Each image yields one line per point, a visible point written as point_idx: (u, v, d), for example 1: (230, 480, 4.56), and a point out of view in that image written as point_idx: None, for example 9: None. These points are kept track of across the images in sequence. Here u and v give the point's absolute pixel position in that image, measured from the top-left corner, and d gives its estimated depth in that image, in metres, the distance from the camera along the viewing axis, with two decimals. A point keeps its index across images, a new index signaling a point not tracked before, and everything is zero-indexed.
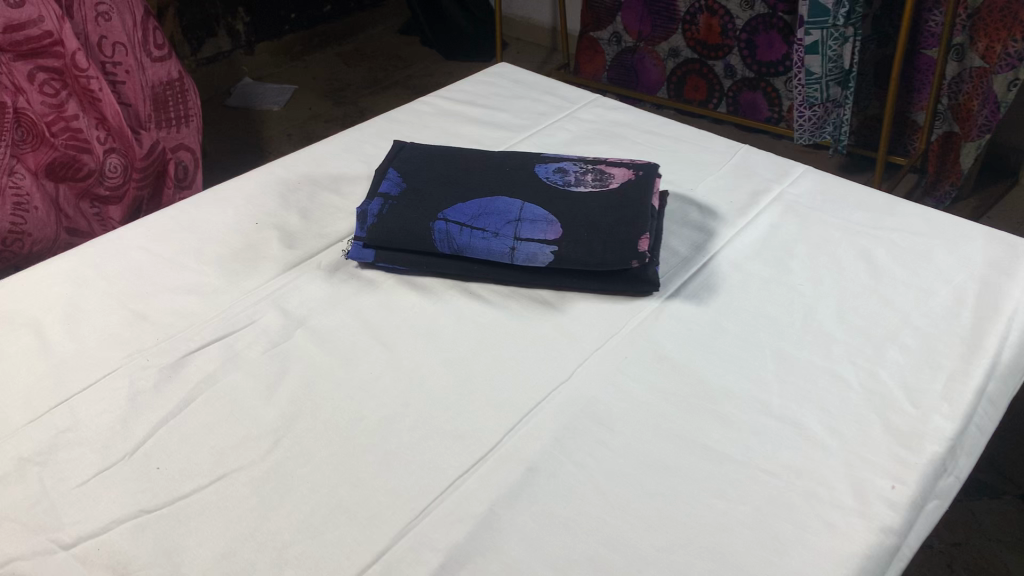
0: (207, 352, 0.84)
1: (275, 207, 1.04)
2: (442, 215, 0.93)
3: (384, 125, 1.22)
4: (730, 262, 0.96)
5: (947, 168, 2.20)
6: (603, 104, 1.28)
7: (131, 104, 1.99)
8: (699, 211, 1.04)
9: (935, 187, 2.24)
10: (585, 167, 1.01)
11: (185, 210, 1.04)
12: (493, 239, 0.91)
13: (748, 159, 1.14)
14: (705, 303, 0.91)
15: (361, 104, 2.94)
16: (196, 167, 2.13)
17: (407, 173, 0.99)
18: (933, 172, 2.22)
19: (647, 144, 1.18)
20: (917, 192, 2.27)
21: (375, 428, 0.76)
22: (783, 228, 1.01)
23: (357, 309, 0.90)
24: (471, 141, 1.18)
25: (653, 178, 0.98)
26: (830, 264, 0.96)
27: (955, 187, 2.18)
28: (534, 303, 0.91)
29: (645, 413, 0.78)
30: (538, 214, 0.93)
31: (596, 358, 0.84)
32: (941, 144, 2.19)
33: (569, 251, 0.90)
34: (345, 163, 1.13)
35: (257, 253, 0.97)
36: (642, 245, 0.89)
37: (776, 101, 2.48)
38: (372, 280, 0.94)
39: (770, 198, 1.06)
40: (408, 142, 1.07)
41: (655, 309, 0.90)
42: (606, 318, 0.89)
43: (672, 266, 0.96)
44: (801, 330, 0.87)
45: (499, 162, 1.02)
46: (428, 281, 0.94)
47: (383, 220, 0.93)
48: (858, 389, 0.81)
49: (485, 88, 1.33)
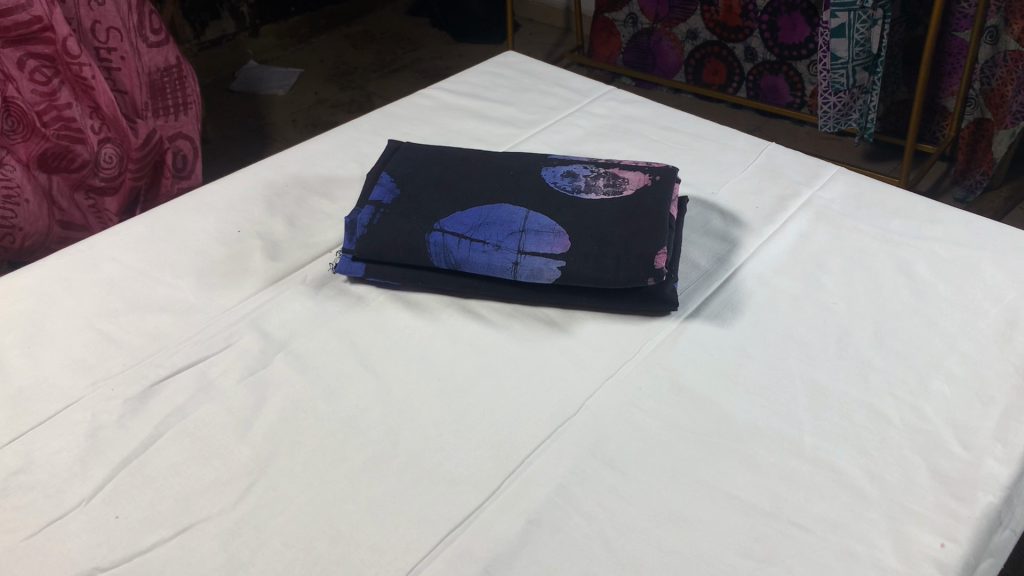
0: (177, 381, 0.76)
1: (259, 213, 0.96)
2: (439, 225, 0.85)
3: (380, 121, 1.14)
4: (756, 277, 0.87)
5: (978, 156, 2.08)
6: (617, 97, 1.19)
7: (127, 92, 1.91)
8: (721, 218, 0.95)
9: (964, 176, 2.12)
10: (597, 170, 0.92)
11: (162, 216, 0.96)
12: (494, 253, 0.83)
13: (774, 159, 1.05)
14: (728, 324, 0.82)
15: (368, 89, 2.85)
16: (196, 156, 2.05)
17: (402, 177, 0.91)
18: (963, 161, 2.11)
19: (665, 141, 1.09)
20: (946, 182, 2.17)
21: (359, 472, 0.69)
22: (814, 238, 0.92)
23: (345, 330, 0.82)
24: (474, 138, 1.09)
25: (671, 183, 0.89)
26: (866, 280, 0.87)
27: (987, 176, 2.06)
28: (539, 323, 0.83)
29: (661, 455, 0.70)
30: (544, 224, 0.85)
31: (607, 388, 0.75)
32: (973, 131, 2.08)
33: (578, 267, 0.81)
34: (337, 163, 1.05)
35: (238, 266, 0.89)
36: (660, 260, 0.81)
37: (798, 86, 2.37)
38: (361, 296, 0.86)
39: (799, 204, 0.97)
40: (404, 142, 0.98)
41: (673, 330, 0.82)
42: (618, 341, 0.81)
43: (691, 281, 0.87)
44: (835, 356, 0.79)
45: (502, 165, 0.94)
46: (423, 298, 0.86)
47: (374, 231, 0.84)
48: (900, 426, 0.72)
49: (490, 79, 1.24)
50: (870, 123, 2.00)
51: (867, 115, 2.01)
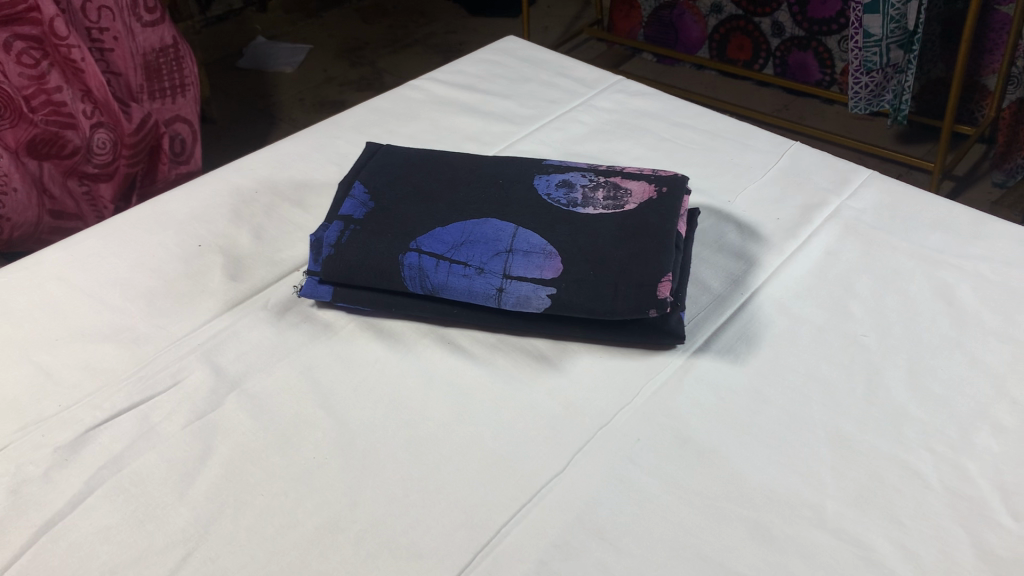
0: (116, 426, 0.68)
1: (224, 224, 0.87)
2: (415, 244, 0.75)
3: (365, 117, 1.04)
4: (774, 303, 0.77)
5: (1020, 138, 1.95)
6: (625, 88, 1.08)
7: (121, 74, 1.75)
8: (737, 231, 0.85)
9: (1004, 159, 1.98)
10: (597, 179, 0.82)
11: (117, 227, 0.87)
12: (476, 277, 0.73)
13: (799, 161, 0.94)
14: (742, 359, 0.72)
15: (379, 66, 2.72)
16: (195, 141, 1.91)
17: (378, 187, 0.81)
18: (1004, 143, 1.97)
19: (676, 140, 0.98)
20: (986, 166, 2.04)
21: (311, 542, 0.60)
22: (841, 256, 0.81)
23: (307, 364, 0.72)
24: (465, 136, 0.99)
25: (679, 196, 0.78)
26: (901, 307, 0.76)
27: None
28: (526, 357, 0.73)
29: (660, 524, 0.60)
30: (534, 243, 0.75)
31: (601, 439, 0.66)
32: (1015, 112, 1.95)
33: (571, 294, 0.71)
34: (313, 168, 0.96)
35: (195, 287, 0.80)
36: (664, 288, 0.70)
37: (828, 63, 2.24)
38: (329, 324, 0.77)
39: (825, 215, 0.86)
40: (383, 146, 0.89)
41: (678, 367, 0.72)
42: (615, 379, 0.71)
43: (701, 307, 0.77)
44: (863, 401, 0.68)
45: (491, 172, 0.84)
46: (398, 325, 0.77)
47: (341, 251, 0.75)
48: (939, 490, 0.62)
49: (487, 68, 1.14)
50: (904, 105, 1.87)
51: (902, 97, 1.89)
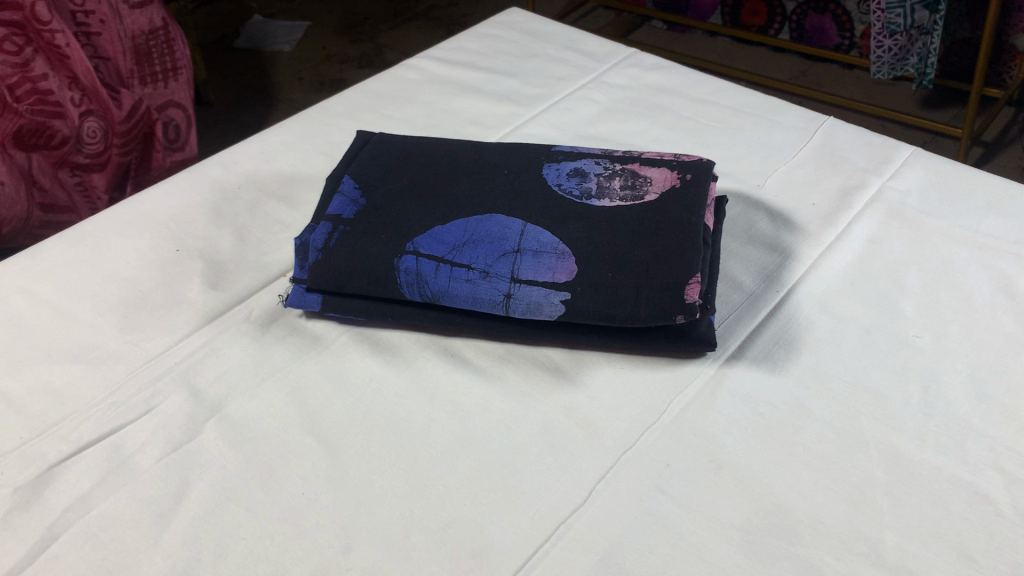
0: (84, 460, 0.60)
1: (203, 225, 0.80)
2: (412, 246, 0.67)
3: (357, 101, 0.96)
4: (813, 302, 0.69)
5: None
6: (640, 62, 0.99)
7: (109, 59, 1.60)
8: (769, 220, 0.77)
9: None
10: (612, 167, 0.73)
11: (89, 231, 0.80)
12: (480, 282, 0.65)
13: (834, 138, 0.86)
14: (781, 367, 0.64)
15: (379, 42, 2.61)
16: (191, 126, 1.73)
17: (370, 182, 0.74)
18: None
19: (698, 118, 0.90)
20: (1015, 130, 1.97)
21: None
22: (886, 246, 0.73)
23: (295, 384, 0.65)
24: (467, 120, 0.91)
25: (705, 184, 0.70)
26: (957, 302, 0.68)
27: None
28: (538, 370, 0.65)
29: (697, 565, 0.52)
30: (544, 241, 0.67)
31: (625, 466, 0.58)
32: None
33: (587, 299, 0.63)
34: (301, 160, 0.88)
35: (171, 298, 0.73)
36: (692, 291, 0.62)
37: (847, 26, 2.15)
38: (319, 336, 0.69)
39: (865, 198, 0.78)
40: (376, 135, 0.81)
41: (710, 378, 0.64)
42: (638, 393, 0.63)
43: (733, 308, 0.69)
44: (920, 414, 0.61)
45: (494, 161, 0.76)
46: (395, 336, 0.69)
47: (329, 256, 0.67)
48: (1014, 518, 0.54)
49: (489, 44, 1.06)
50: (931, 68, 1.77)
51: (927, 60, 1.80)
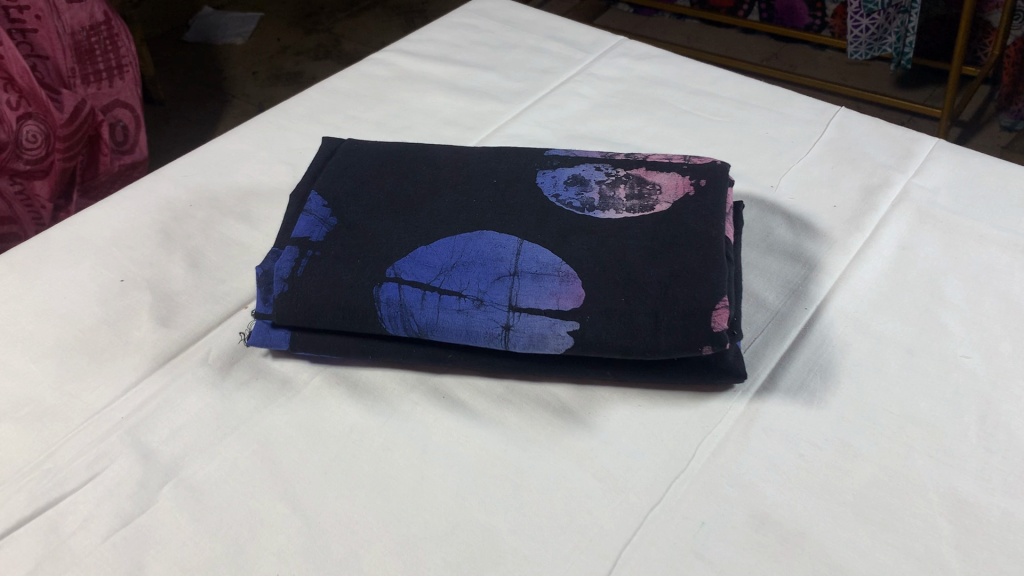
0: (15, 543, 0.51)
1: (151, 250, 0.70)
2: (394, 272, 0.58)
3: (321, 102, 0.87)
4: (847, 320, 0.61)
5: None
6: (628, 51, 0.91)
7: (48, 58, 1.45)
8: (788, 226, 0.69)
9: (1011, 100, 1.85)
10: (616, 172, 0.65)
11: (18, 261, 0.70)
12: (474, 311, 0.56)
13: (849, 131, 0.78)
14: (819, 400, 0.57)
15: (336, 32, 2.50)
16: (140, 127, 1.59)
17: (341, 198, 0.65)
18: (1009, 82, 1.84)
19: (697, 112, 0.82)
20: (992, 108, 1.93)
21: None
22: (919, 252, 0.66)
23: (264, 438, 0.56)
24: (443, 120, 0.82)
25: (721, 190, 0.62)
26: (1004, 314, 0.61)
27: None
28: (543, 410, 0.57)
29: None
30: (545, 262, 0.58)
31: (654, 527, 0.50)
32: None
33: (599, 329, 0.55)
34: (260, 170, 0.79)
35: (116, 338, 0.63)
36: (721, 317, 0.54)
37: (819, 6, 2.09)
38: (288, 379, 0.60)
39: (890, 198, 0.71)
40: (345, 142, 0.72)
41: (741, 415, 0.56)
42: (662, 436, 0.55)
43: (758, 329, 0.61)
44: (980, 450, 0.53)
45: (481, 169, 0.67)
46: (377, 376, 0.60)
47: (297, 287, 0.58)
48: None
49: (462, 34, 0.97)
50: (910, 48, 1.75)
51: (904, 39, 1.76)
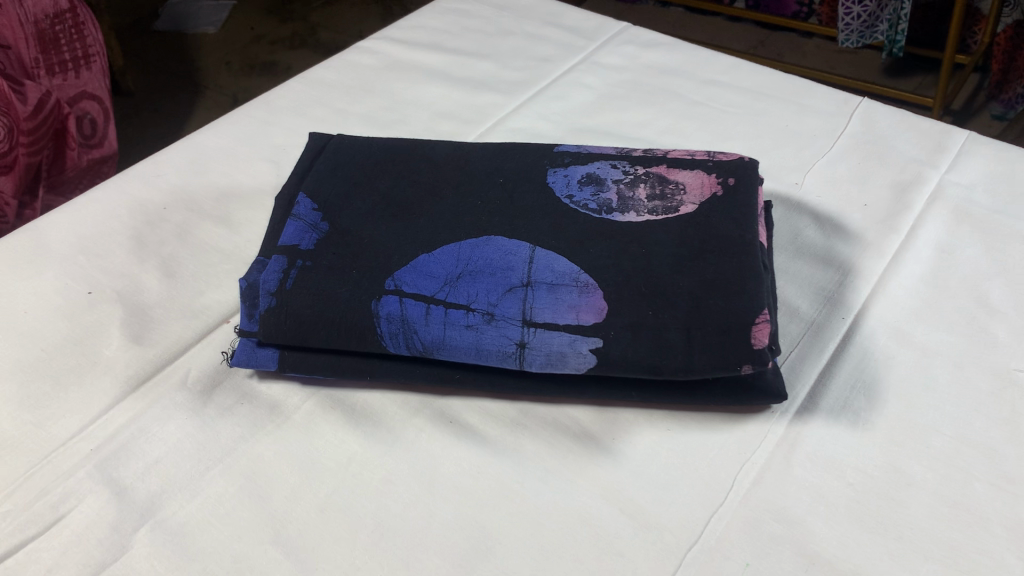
0: None
1: (122, 259, 0.64)
2: (394, 284, 0.52)
3: (305, 93, 0.81)
4: (887, 331, 0.56)
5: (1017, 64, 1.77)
6: (634, 38, 0.86)
7: (9, 47, 1.35)
8: (817, 226, 0.64)
9: (1002, 89, 1.81)
10: (634, 171, 0.60)
11: None
12: (485, 328, 0.51)
13: (873, 124, 0.73)
14: (864, 421, 0.52)
15: (312, 20, 2.42)
16: (108, 120, 1.50)
17: (333, 200, 0.59)
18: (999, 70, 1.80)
19: (712, 103, 0.76)
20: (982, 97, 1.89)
21: None
22: (960, 255, 0.61)
23: (251, 472, 0.50)
24: (439, 113, 0.76)
25: (752, 189, 0.57)
26: None
27: None
28: (562, 436, 0.52)
29: None
30: (562, 271, 0.53)
31: (694, 570, 0.45)
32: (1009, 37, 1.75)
33: (626, 347, 0.49)
34: (241, 169, 0.73)
35: (84, 359, 0.57)
36: (762, 333, 0.48)
37: None
38: (278, 404, 0.54)
39: (924, 195, 0.66)
40: (334, 139, 0.66)
41: (781, 440, 0.51)
42: (695, 466, 0.50)
43: (793, 342, 0.56)
44: None
45: (486, 167, 0.61)
46: (376, 399, 0.55)
47: (285, 302, 0.52)
48: None
49: (454, 20, 0.91)
50: (901, 36, 1.68)
51: (897, 27, 1.70)
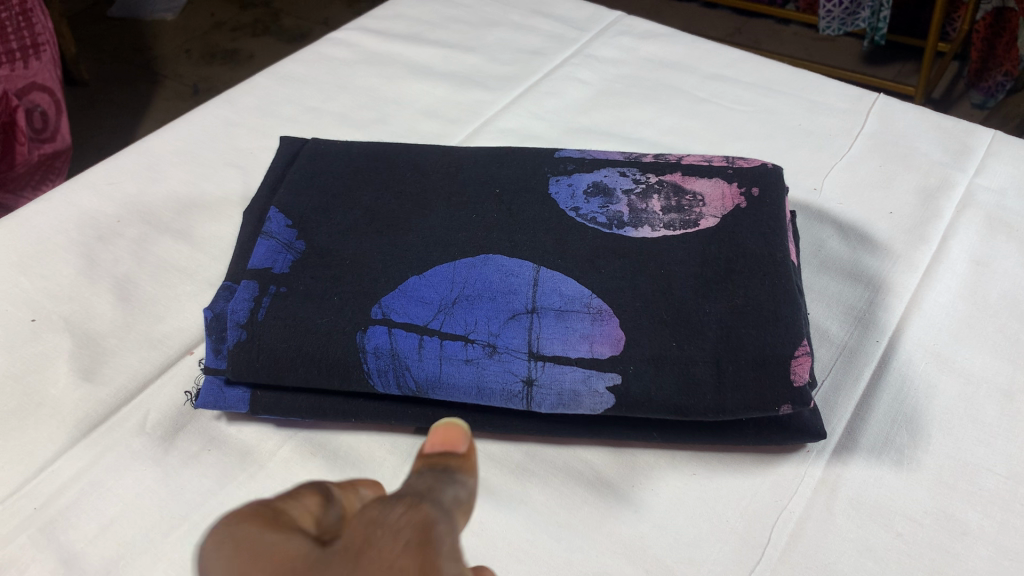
0: None
1: (70, 281, 0.57)
2: (382, 313, 0.46)
3: (273, 90, 0.74)
4: (926, 355, 0.51)
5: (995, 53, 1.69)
6: (629, 29, 0.80)
7: None
8: (841, 238, 0.59)
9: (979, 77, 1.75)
10: (646, 180, 0.54)
11: None
12: (486, 362, 0.44)
13: (892, 123, 0.68)
14: (909, 459, 0.46)
15: (274, 6, 2.33)
16: (60, 113, 1.38)
17: (310, 214, 0.52)
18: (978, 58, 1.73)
19: (717, 100, 0.71)
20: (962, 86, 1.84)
21: None
22: (997, 267, 0.56)
23: None
24: (422, 112, 0.70)
25: (779, 199, 0.51)
26: None
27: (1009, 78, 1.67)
28: (576, 483, 0.46)
29: None
30: (572, 295, 0.47)
31: None
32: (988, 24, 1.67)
33: (648, 384, 0.43)
34: (204, 176, 0.66)
35: (27, 400, 0.50)
36: (802, 368, 0.43)
37: None
38: (251, 449, 0.48)
39: (953, 202, 0.61)
40: (309, 143, 0.59)
41: (819, 484, 0.45)
42: (727, 516, 0.44)
43: (825, 369, 0.51)
44: None
45: (481, 176, 0.55)
46: (362, 442, 0.48)
47: (258, 335, 0.45)
48: None
49: (434, 9, 0.84)
50: (883, 24, 1.62)
51: (879, 13, 1.62)
